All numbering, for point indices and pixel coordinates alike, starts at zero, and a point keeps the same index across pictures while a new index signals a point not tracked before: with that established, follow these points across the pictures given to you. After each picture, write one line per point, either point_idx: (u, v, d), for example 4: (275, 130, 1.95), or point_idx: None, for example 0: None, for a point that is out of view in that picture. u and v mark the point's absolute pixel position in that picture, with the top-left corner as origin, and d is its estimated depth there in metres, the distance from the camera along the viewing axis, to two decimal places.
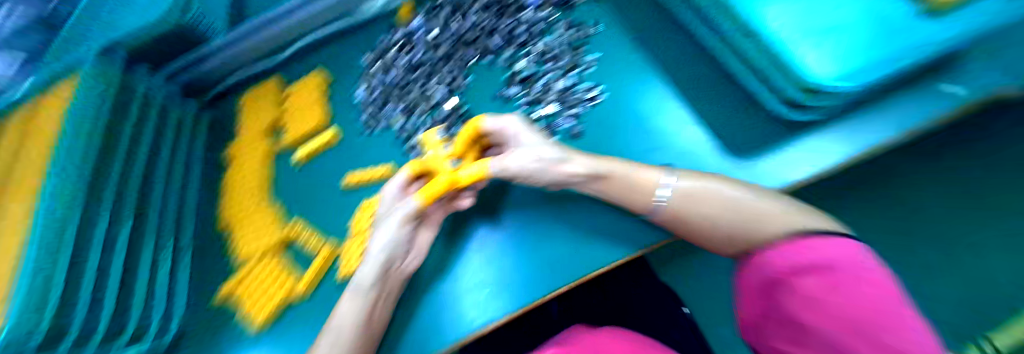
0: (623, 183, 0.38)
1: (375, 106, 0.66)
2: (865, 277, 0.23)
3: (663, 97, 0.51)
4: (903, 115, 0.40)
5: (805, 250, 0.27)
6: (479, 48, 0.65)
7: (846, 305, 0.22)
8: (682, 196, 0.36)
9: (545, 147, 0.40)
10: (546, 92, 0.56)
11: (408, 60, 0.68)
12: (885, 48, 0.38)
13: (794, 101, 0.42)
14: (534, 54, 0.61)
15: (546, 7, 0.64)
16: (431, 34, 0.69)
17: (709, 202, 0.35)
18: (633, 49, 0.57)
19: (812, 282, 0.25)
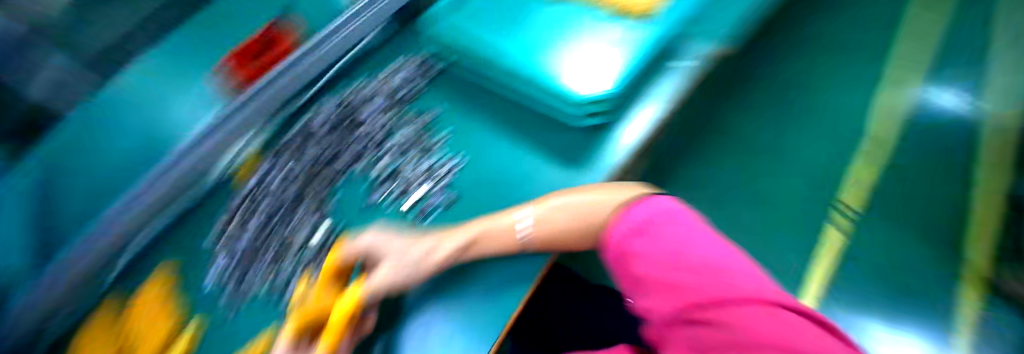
0: (484, 241, 0.52)
1: (235, 278, 0.54)
2: (675, 225, 0.47)
3: (507, 148, 0.61)
4: (647, 102, 0.64)
5: (648, 215, 0.49)
6: (337, 169, 0.62)
7: (672, 243, 0.45)
8: (544, 218, 0.52)
9: (403, 246, 0.52)
10: (410, 182, 0.60)
11: (259, 208, 0.59)
12: (605, 65, 0.59)
13: (592, 113, 0.58)
14: (390, 152, 0.63)
15: (386, 108, 0.68)
16: (276, 178, 0.61)
17: (562, 218, 0.52)
18: (472, 119, 0.66)
19: (656, 231, 0.47)
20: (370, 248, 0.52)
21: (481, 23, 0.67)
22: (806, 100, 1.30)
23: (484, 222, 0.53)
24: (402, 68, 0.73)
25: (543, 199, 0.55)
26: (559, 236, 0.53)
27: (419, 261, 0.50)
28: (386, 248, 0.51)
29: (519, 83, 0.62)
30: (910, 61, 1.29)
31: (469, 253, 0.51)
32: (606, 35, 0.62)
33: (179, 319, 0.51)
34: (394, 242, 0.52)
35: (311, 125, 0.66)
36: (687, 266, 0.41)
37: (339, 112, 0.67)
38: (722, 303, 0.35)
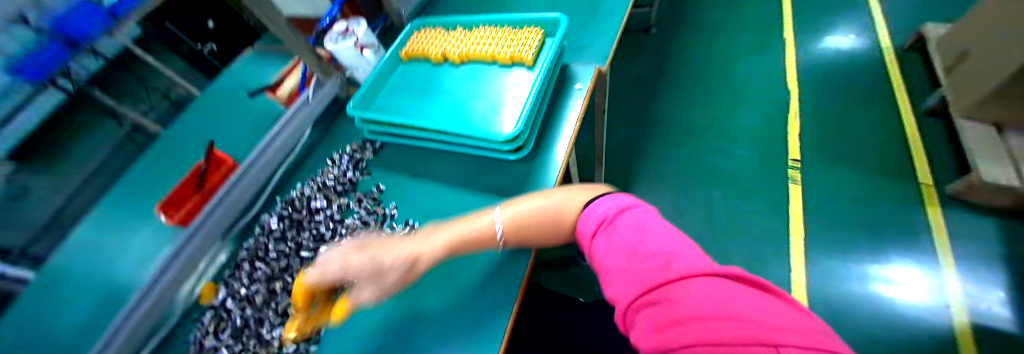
0: (458, 243, 0.54)
1: None
2: (638, 220, 0.47)
3: (452, 201, 0.66)
4: (563, 121, 0.71)
5: (613, 214, 0.49)
6: (300, 264, 0.63)
7: (636, 237, 0.44)
8: (507, 223, 0.54)
9: (385, 254, 0.51)
10: None
11: (226, 330, 0.57)
12: (513, 105, 0.68)
13: (510, 149, 0.64)
14: (347, 235, 0.65)
15: (335, 194, 0.72)
16: (241, 288, 0.62)
17: (530, 221, 0.54)
18: (416, 183, 0.70)
19: (621, 228, 0.47)
20: (359, 262, 0.51)
21: (397, 106, 0.77)
22: (690, 103, 1.69)
23: (458, 228, 0.55)
24: (343, 155, 0.78)
25: (514, 202, 0.57)
26: (527, 234, 0.54)
27: (399, 267, 0.51)
28: (374, 259, 0.51)
29: (445, 138, 0.70)
30: (745, 62, 1.77)
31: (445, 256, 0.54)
32: (503, 87, 0.72)
33: None
34: (381, 249, 0.52)
35: (268, 228, 0.69)
36: (650, 255, 0.40)
37: (292, 210, 0.71)
38: (682, 290, 0.35)
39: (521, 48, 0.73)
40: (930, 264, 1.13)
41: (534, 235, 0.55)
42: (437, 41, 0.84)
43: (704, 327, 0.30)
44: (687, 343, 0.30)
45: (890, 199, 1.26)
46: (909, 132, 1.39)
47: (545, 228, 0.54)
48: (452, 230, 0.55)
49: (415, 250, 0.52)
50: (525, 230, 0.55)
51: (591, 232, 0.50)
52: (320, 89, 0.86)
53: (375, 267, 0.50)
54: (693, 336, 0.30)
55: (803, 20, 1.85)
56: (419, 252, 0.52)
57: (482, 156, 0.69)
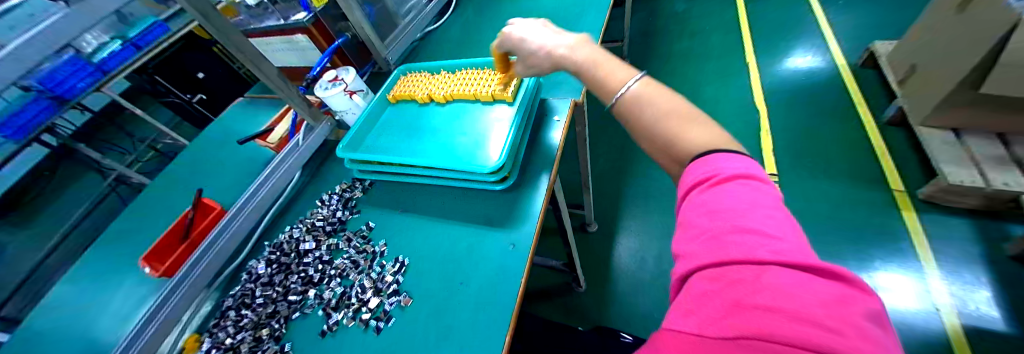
0: (586, 64, 0.58)
1: None
2: (750, 186, 0.35)
3: (441, 233, 0.67)
4: (545, 149, 0.75)
5: (732, 164, 0.37)
6: (288, 307, 0.62)
7: (739, 203, 0.33)
8: (631, 94, 0.50)
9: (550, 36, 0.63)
10: (361, 296, 0.60)
11: None
12: (495, 138, 0.72)
13: (494, 179, 0.67)
14: (336, 276, 0.65)
15: (324, 235, 0.72)
16: (227, 338, 0.60)
17: (656, 107, 0.47)
18: (404, 218, 0.71)
19: (723, 186, 0.36)
20: (522, 43, 0.66)
21: (388, 143, 0.81)
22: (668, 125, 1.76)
23: (597, 55, 0.57)
24: (332, 196, 0.80)
25: (658, 86, 0.50)
26: (646, 116, 0.47)
27: (545, 47, 0.63)
28: (530, 46, 0.65)
29: (431, 173, 0.73)
30: (714, 84, 1.89)
31: (573, 66, 0.59)
32: (486, 122, 0.76)
33: None
34: (547, 34, 0.63)
35: (255, 274, 0.69)
36: (746, 230, 0.31)
37: (281, 254, 0.72)
38: (767, 279, 0.28)
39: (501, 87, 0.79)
40: (915, 268, 1.17)
41: (641, 124, 0.48)
42: (423, 84, 0.90)
43: (774, 330, 0.25)
44: (732, 337, 0.26)
45: (867, 206, 1.32)
46: (875, 142, 1.47)
47: (661, 121, 0.46)
48: (592, 51, 0.57)
49: (569, 46, 0.60)
50: (642, 113, 0.48)
51: (685, 182, 0.40)
52: (310, 134, 0.89)
53: (530, 50, 0.65)
54: (748, 329, 0.26)
55: (764, 45, 2.00)
56: (557, 54, 0.61)
57: (468, 186, 0.72)
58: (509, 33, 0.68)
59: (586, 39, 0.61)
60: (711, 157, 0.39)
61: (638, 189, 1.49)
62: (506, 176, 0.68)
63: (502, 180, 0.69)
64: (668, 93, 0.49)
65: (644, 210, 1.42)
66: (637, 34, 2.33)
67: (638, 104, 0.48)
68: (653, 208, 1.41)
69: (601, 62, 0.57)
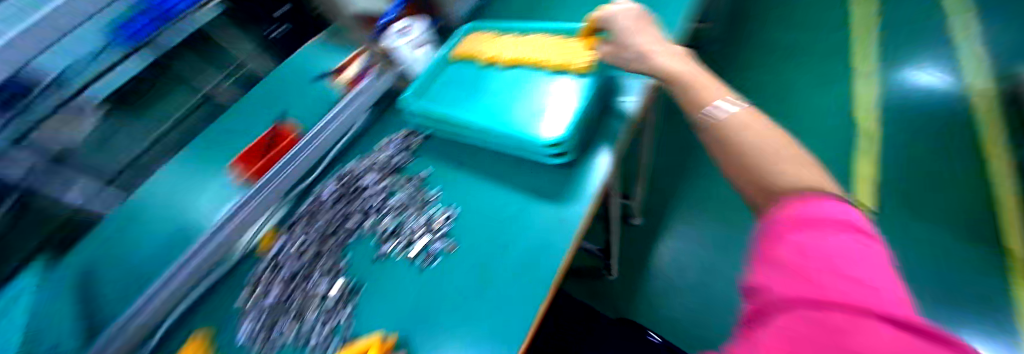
0: (683, 77, 0.57)
1: (260, 336, 0.58)
2: (855, 235, 0.32)
3: (493, 196, 0.67)
4: (611, 130, 0.71)
5: (834, 208, 0.34)
6: (347, 231, 0.67)
7: (838, 250, 0.31)
8: (730, 119, 0.48)
9: (653, 39, 0.63)
10: (413, 234, 0.65)
11: (280, 276, 0.63)
12: None
13: (553, 153, 0.64)
14: (392, 211, 0.68)
15: (383, 173, 0.76)
16: (294, 244, 0.67)
17: (755, 138, 0.45)
18: (458, 174, 0.73)
19: (821, 229, 0.33)
20: (626, 27, 0.65)
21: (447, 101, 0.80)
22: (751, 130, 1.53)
23: (693, 72, 0.57)
24: (393, 139, 0.83)
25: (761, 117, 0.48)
26: (743, 145, 0.45)
27: (646, 44, 0.62)
28: (632, 34, 0.64)
29: (486, 135, 0.71)
30: (813, 87, 1.63)
31: (666, 73, 0.59)
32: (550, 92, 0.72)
33: None
34: (652, 36, 0.64)
35: (321, 195, 0.75)
36: (844, 278, 0.29)
37: (344, 181, 0.77)
38: (865, 332, 0.25)
39: (574, 58, 0.74)
40: (1005, 344, 1.01)
41: (736, 155, 0.46)
42: (488, 45, 0.87)
43: None
44: None
45: (965, 260, 1.14)
46: (1001, 194, 1.24)
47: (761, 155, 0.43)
48: (691, 68, 0.58)
49: (667, 54, 0.61)
50: (739, 142, 0.46)
51: (769, 222, 0.38)
52: (377, 81, 0.91)
53: (630, 38, 0.64)
54: None
55: (888, 50, 1.67)
56: (652, 55, 0.61)
57: (521, 156, 0.70)
58: (618, 13, 0.68)
59: (683, 55, 0.62)
60: (813, 198, 0.36)
61: (696, 189, 1.38)
62: (563, 154, 0.65)
63: (558, 157, 0.66)
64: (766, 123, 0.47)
65: (697, 213, 1.32)
66: (728, 8, 2.02)
67: (737, 129, 0.47)
68: (707, 213, 1.31)
69: (698, 78, 0.57)
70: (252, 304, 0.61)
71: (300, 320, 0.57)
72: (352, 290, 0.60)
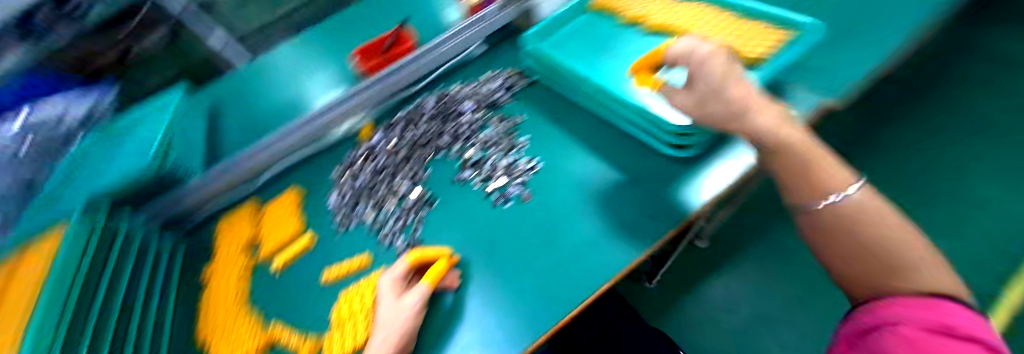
0: (800, 152, 0.42)
1: (347, 208, 0.69)
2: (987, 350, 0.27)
3: (584, 162, 0.64)
4: (756, 136, 0.58)
5: (956, 314, 0.29)
6: (435, 149, 0.72)
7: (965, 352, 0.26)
8: (851, 207, 0.39)
9: (754, 92, 0.44)
10: (493, 170, 0.66)
11: (372, 166, 0.73)
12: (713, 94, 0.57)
13: (674, 143, 0.56)
14: (479, 143, 0.70)
15: (482, 105, 0.76)
16: (391, 142, 0.75)
17: (880, 225, 0.38)
18: (556, 131, 0.69)
19: (947, 332, 0.28)
20: (709, 76, 0.43)
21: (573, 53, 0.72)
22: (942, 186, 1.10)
23: (808, 149, 0.42)
24: (501, 74, 0.81)
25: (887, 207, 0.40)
26: (860, 232, 0.38)
27: (753, 102, 0.43)
28: (721, 90, 0.43)
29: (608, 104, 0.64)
30: None
31: (772, 143, 0.43)
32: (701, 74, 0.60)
33: (302, 222, 0.70)
34: (752, 88, 0.44)
35: (422, 105, 0.80)
36: None
37: (443, 101, 0.79)
38: None
39: (745, 44, 0.59)
40: None
41: (848, 246, 0.39)
42: (637, 4, 0.75)
43: None
44: None
45: None
46: None
47: (884, 242, 0.37)
48: (799, 137, 0.43)
49: (773, 115, 0.43)
50: (854, 235, 0.38)
51: (885, 312, 0.33)
52: (500, 11, 0.87)
53: (732, 90, 0.43)
54: None
55: None
56: (755, 123, 0.43)
57: (633, 133, 0.63)
58: (698, 52, 0.45)
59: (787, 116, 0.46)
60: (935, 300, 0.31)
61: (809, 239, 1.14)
62: (688, 146, 0.56)
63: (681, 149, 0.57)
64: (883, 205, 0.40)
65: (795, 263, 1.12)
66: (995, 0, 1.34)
67: (857, 211, 0.39)
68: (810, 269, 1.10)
69: (810, 155, 0.42)
70: (345, 183, 0.73)
71: (378, 211, 0.67)
72: (424, 200, 0.66)
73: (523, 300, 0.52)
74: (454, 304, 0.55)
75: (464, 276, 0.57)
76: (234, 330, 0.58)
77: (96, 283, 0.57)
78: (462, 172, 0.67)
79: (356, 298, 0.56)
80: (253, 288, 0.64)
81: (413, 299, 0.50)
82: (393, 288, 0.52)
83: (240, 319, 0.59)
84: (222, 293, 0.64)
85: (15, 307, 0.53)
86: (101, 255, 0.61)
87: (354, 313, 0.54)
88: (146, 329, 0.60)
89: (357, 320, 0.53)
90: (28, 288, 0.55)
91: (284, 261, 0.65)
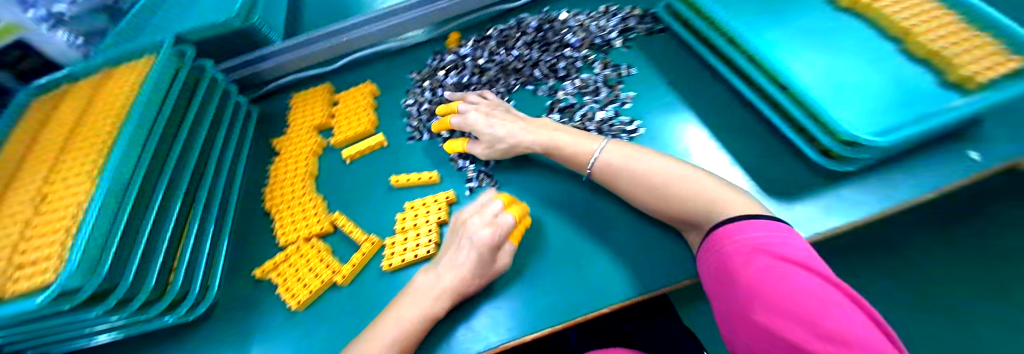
0: (564, 151, 0.52)
1: (422, 118, 0.67)
2: (776, 250, 0.29)
3: (700, 144, 0.57)
4: (926, 171, 0.48)
5: (743, 230, 0.32)
6: (523, 77, 0.68)
7: (755, 272, 0.28)
8: (605, 166, 0.48)
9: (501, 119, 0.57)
10: (586, 119, 0.61)
11: (456, 81, 0.70)
12: (907, 107, 0.47)
13: (825, 148, 0.49)
14: (575, 85, 0.65)
15: (587, 44, 0.69)
16: (481, 60, 0.71)
17: (636, 171, 0.46)
18: (680, 103, 0.62)
19: (744, 255, 0.30)
20: (483, 125, 0.56)
21: (734, 9, 0.61)
22: None
23: (559, 135, 0.53)
24: (617, 13, 0.73)
25: (633, 150, 0.48)
26: (634, 190, 0.46)
27: (509, 131, 0.55)
28: (491, 131, 0.56)
29: (762, 81, 0.55)
30: None
31: (548, 149, 0.53)
32: (897, 78, 0.50)
33: (375, 119, 0.68)
34: (503, 119, 0.57)
35: (522, 27, 0.74)
36: (767, 298, 0.25)
37: (543, 29, 0.73)
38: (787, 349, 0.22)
39: (970, 57, 0.46)
40: None
41: (636, 200, 0.47)
42: None
43: None
44: None
45: None
46: None
47: (649, 184, 0.44)
48: (547, 133, 0.54)
49: (529, 124, 0.56)
50: (622, 187, 0.48)
51: (707, 256, 0.35)
52: None
53: (486, 133, 0.56)
54: None
55: None
56: (522, 139, 0.54)
57: (778, 119, 0.55)
58: (464, 119, 0.59)
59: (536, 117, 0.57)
60: (724, 226, 0.34)
61: None
62: (848, 160, 0.48)
63: (839, 163, 0.49)
64: (640, 150, 0.48)
65: None
66: None
67: (628, 162, 0.47)
68: None
69: (566, 138, 0.52)
70: (422, 94, 0.70)
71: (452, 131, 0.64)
72: None
73: (587, 257, 0.49)
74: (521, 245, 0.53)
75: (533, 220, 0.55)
76: (301, 206, 0.59)
77: (177, 127, 0.58)
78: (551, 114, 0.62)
79: (423, 214, 0.54)
80: (323, 171, 0.65)
81: (507, 258, 0.47)
82: (489, 247, 0.45)
83: (305, 196, 0.60)
84: (294, 165, 0.65)
85: (99, 120, 0.53)
86: (184, 101, 0.62)
87: (419, 227, 0.54)
88: (219, 182, 0.63)
89: (418, 236, 0.53)
90: (108, 109, 0.55)
91: (355, 153, 0.64)
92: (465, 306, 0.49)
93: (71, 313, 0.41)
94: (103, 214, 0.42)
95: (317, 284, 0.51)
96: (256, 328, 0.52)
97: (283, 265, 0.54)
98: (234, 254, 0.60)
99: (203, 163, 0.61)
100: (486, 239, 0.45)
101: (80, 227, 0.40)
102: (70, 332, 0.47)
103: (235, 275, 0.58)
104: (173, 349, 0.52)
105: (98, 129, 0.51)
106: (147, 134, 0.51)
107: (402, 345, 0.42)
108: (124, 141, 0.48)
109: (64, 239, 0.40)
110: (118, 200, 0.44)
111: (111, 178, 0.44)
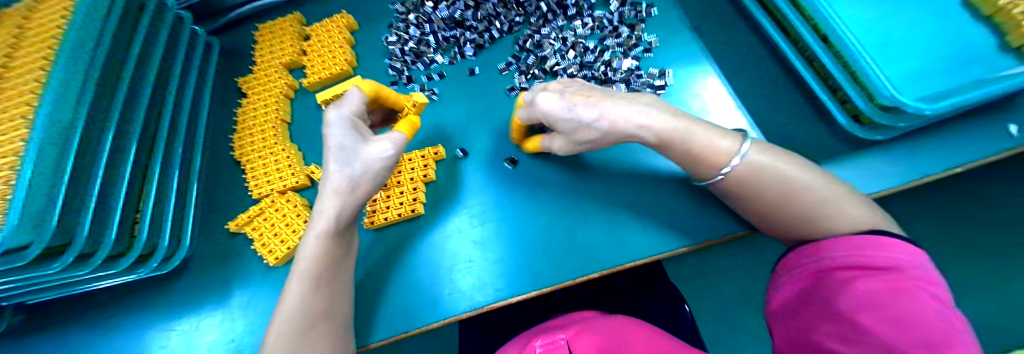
0: (682, 150, 0.37)
1: (407, 60, 0.59)
2: (914, 281, 0.23)
3: (718, 101, 0.51)
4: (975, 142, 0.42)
5: (882, 250, 0.25)
6: (525, 13, 0.60)
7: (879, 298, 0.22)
8: (745, 172, 0.34)
9: (585, 101, 0.38)
10: (602, 69, 0.54)
11: (446, 15, 0.61)
12: (958, 71, 0.41)
13: (855, 114, 0.44)
14: (586, 26, 0.58)
15: None
16: None
17: (787, 181, 0.33)
18: (701, 52, 0.54)
19: (864, 275, 0.24)
20: (561, 113, 0.39)
21: None
22: None
23: (686, 127, 0.36)
24: None
25: (788, 158, 0.34)
26: (771, 209, 0.34)
27: (599, 118, 0.37)
28: (571, 118, 0.38)
29: (801, 30, 0.47)
30: None
31: (659, 143, 0.38)
32: (957, 34, 0.42)
33: (352, 58, 0.60)
34: (589, 97, 0.38)
35: None
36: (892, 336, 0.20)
37: None
38: None
39: None
40: None
41: (766, 214, 0.35)
42: None
43: None
44: None
45: None
46: None
47: (808, 206, 0.31)
48: (659, 122, 0.37)
49: (627, 105, 0.37)
50: (757, 197, 0.35)
51: (803, 262, 0.29)
52: None
53: (561, 123, 0.39)
54: None
55: None
56: (622, 129, 0.37)
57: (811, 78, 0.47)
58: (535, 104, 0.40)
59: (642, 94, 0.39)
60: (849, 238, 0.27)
61: None
62: (881, 128, 0.42)
63: (871, 131, 0.43)
64: (786, 153, 0.35)
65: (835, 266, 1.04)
66: None
67: (778, 173, 0.33)
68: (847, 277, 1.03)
69: (696, 135, 0.36)
70: (407, 30, 0.62)
71: (443, 77, 0.58)
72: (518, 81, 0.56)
73: (573, 215, 0.47)
74: (498, 196, 0.50)
75: (519, 171, 0.51)
76: (273, 154, 0.54)
77: (123, 59, 0.50)
78: (555, 62, 0.55)
79: (407, 174, 0.51)
80: (298, 116, 0.59)
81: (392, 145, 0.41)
82: (351, 130, 0.40)
83: (276, 144, 0.55)
84: (264, 107, 0.58)
85: (22, 49, 0.45)
86: (127, 28, 0.52)
87: (401, 185, 0.51)
88: (180, 126, 0.57)
89: (401, 195, 0.50)
90: (33, 35, 0.46)
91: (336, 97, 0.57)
92: (450, 265, 0.47)
93: (27, 269, 0.38)
94: (43, 163, 0.37)
95: (295, 240, 0.48)
96: (237, 281, 0.50)
97: (256, 218, 0.51)
98: (207, 205, 0.56)
99: (160, 104, 0.54)
100: (344, 121, 0.40)
101: (18, 179, 0.35)
102: (35, 284, 0.44)
103: (209, 227, 0.55)
104: (155, 299, 0.51)
105: (23, 61, 0.43)
106: (87, 68, 0.44)
107: (323, 268, 0.38)
108: (56, 75, 0.40)
109: (1, 192, 0.35)
110: (59, 147, 0.38)
111: (45, 122, 0.38)
